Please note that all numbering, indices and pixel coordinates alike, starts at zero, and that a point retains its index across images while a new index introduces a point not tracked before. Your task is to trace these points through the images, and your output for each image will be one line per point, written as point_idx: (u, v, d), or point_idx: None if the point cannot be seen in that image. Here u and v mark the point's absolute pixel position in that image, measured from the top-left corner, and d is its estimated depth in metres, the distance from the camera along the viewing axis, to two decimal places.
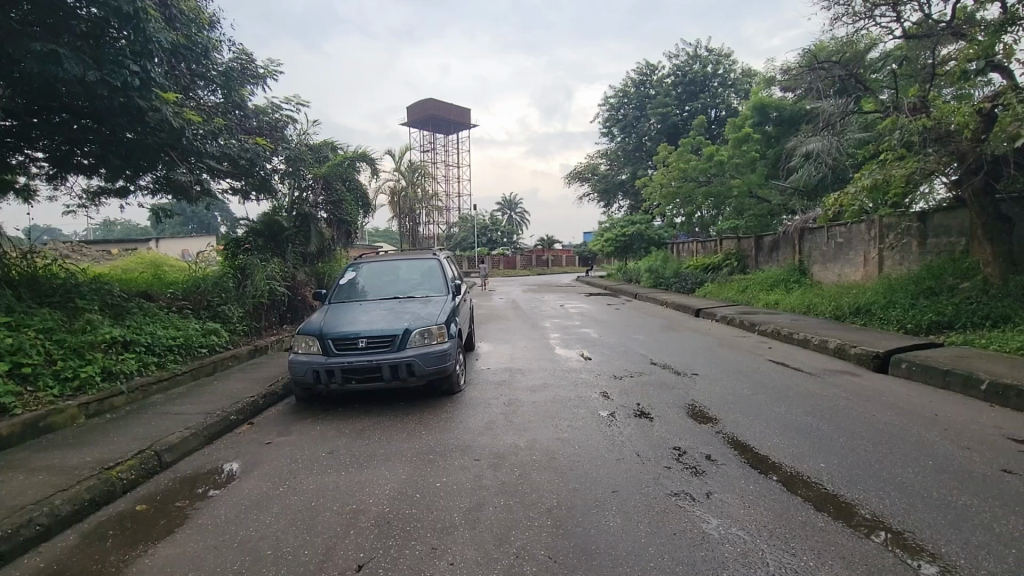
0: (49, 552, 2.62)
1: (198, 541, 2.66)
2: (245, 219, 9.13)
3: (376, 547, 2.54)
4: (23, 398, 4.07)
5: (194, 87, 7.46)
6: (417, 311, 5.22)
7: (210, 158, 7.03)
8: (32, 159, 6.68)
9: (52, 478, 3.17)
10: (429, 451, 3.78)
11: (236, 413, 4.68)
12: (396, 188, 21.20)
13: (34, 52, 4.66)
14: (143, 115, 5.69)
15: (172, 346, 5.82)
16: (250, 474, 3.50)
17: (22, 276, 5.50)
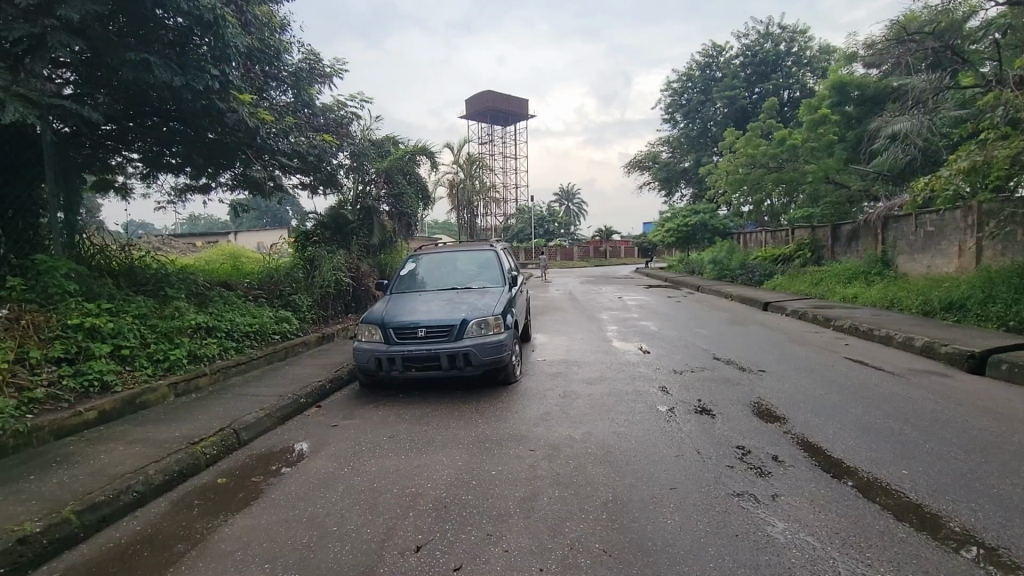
0: (144, 517, 2.89)
1: (272, 514, 2.84)
2: (314, 214, 9.71)
3: (433, 530, 2.61)
4: (122, 376, 4.49)
5: (268, 88, 7.88)
6: (474, 302, 5.29)
7: (282, 156, 7.42)
8: (128, 161, 7.31)
9: (147, 450, 3.48)
10: (485, 439, 3.84)
11: (306, 396, 4.95)
12: (454, 181, 21.51)
13: (128, 61, 5.07)
14: (222, 116, 6.09)
15: (248, 332, 6.25)
16: (318, 454, 3.70)
17: (121, 266, 6.04)
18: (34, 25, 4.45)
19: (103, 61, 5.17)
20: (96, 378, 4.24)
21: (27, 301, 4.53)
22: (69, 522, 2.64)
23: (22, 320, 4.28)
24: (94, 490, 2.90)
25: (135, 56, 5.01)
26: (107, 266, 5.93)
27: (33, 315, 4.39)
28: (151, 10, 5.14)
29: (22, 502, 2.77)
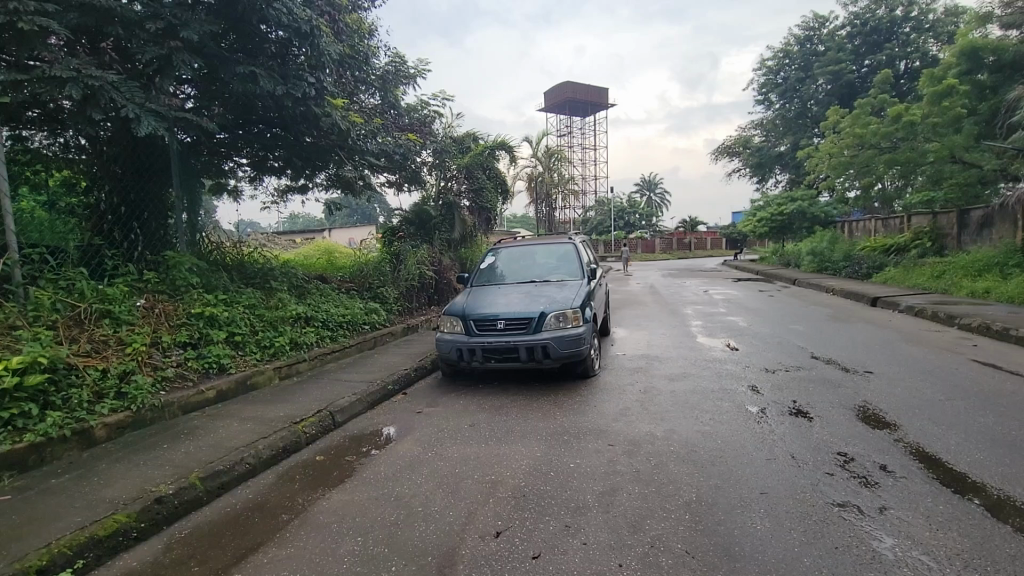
0: (255, 487, 3.20)
1: (363, 492, 3.04)
2: (399, 211, 10.22)
3: (513, 517, 2.65)
4: (235, 359, 4.98)
5: (358, 92, 8.36)
6: (553, 295, 5.28)
7: (371, 155, 7.82)
8: (239, 165, 8.05)
9: (257, 427, 3.84)
10: (564, 432, 3.84)
11: (393, 384, 5.22)
12: (533, 174, 21.51)
13: (238, 75, 5.58)
14: (318, 120, 6.55)
15: (342, 322, 6.70)
16: (404, 439, 3.89)
17: (234, 262, 6.70)
18: (163, 47, 5.03)
19: (218, 76, 5.73)
20: (214, 361, 4.75)
21: (159, 292, 5.15)
22: (194, 486, 2.98)
23: (156, 309, 4.88)
24: (214, 460, 3.26)
25: (244, 69, 5.50)
26: (222, 261, 6.59)
27: (164, 304, 4.99)
28: (257, 26, 5.63)
29: (158, 467, 3.17)
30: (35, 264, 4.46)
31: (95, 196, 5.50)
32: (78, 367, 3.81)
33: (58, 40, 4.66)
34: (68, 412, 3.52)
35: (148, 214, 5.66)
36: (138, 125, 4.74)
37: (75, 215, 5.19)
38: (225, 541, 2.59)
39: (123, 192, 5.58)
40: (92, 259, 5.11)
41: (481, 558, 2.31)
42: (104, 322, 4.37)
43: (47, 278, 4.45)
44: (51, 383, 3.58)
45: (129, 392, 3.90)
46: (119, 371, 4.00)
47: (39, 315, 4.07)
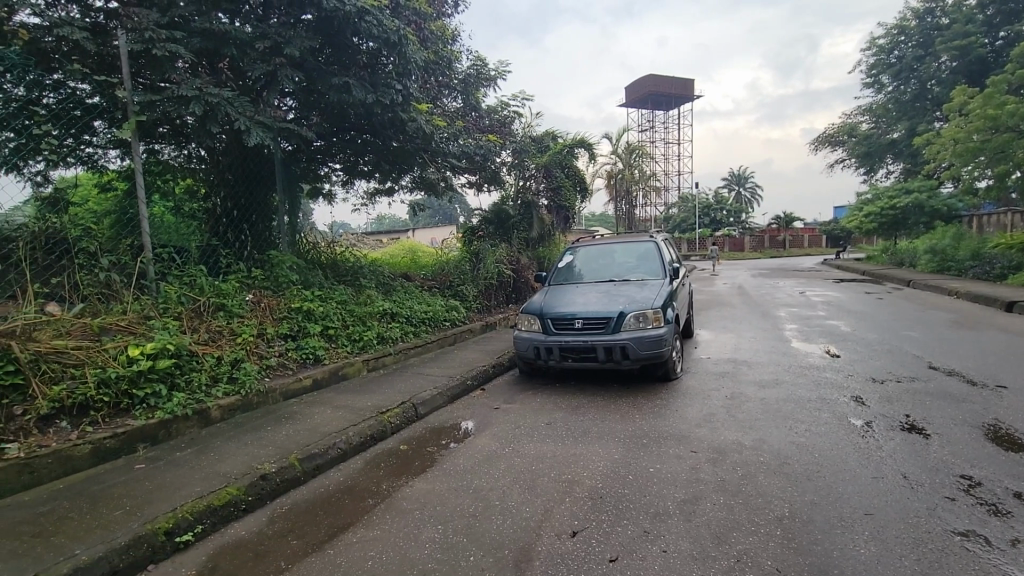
0: (346, 471, 3.42)
1: (444, 482, 3.14)
2: (479, 211, 10.46)
3: (589, 518, 2.62)
4: (329, 351, 5.36)
5: (441, 96, 8.66)
6: (632, 294, 5.15)
7: (453, 157, 8.06)
8: (333, 170, 8.63)
9: (347, 415, 4.10)
10: (643, 435, 3.73)
11: (472, 379, 5.35)
12: (613, 172, 21.07)
13: (334, 86, 5.98)
14: (404, 125, 6.86)
15: (425, 319, 6.96)
16: (482, 434, 3.97)
17: (329, 260, 7.18)
18: (269, 64, 5.51)
19: (316, 88, 6.17)
20: (311, 352, 5.13)
21: (264, 288, 5.64)
22: (293, 466, 3.24)
23: (262, 304, 5.35)
24: (310, 443, 3.52)
25: (339, 80, 5.89)
26: (319, 260, 7.09)
27: (268, 299, 5.46)
28: (350, 39, 6.00)
29: (262, 447, 3.48)
30: (165, 262, 5.03)
31: (212, 201, 5.97)
32: (199, 353, 4.26)
33: (184, 64, 5.27)
34: (190, 393, 3.95)
35: (256, 217, 6.24)
36: (248, 135, 5.24)
37: (195, 220, 5.63)
38: (319, 519, 2.78)
39: (236, 198, 6.13)
40: (210, 258, 5.70)
41: (557, 557, 2.31)
42: (219, 314, 4.86)
43: (174, 274, 5.01)
44: (178, 367, 4.03)
45: (240, 376, 4.32)
46: (231, 358, 4.43)
47: (167, 307, 4.61)
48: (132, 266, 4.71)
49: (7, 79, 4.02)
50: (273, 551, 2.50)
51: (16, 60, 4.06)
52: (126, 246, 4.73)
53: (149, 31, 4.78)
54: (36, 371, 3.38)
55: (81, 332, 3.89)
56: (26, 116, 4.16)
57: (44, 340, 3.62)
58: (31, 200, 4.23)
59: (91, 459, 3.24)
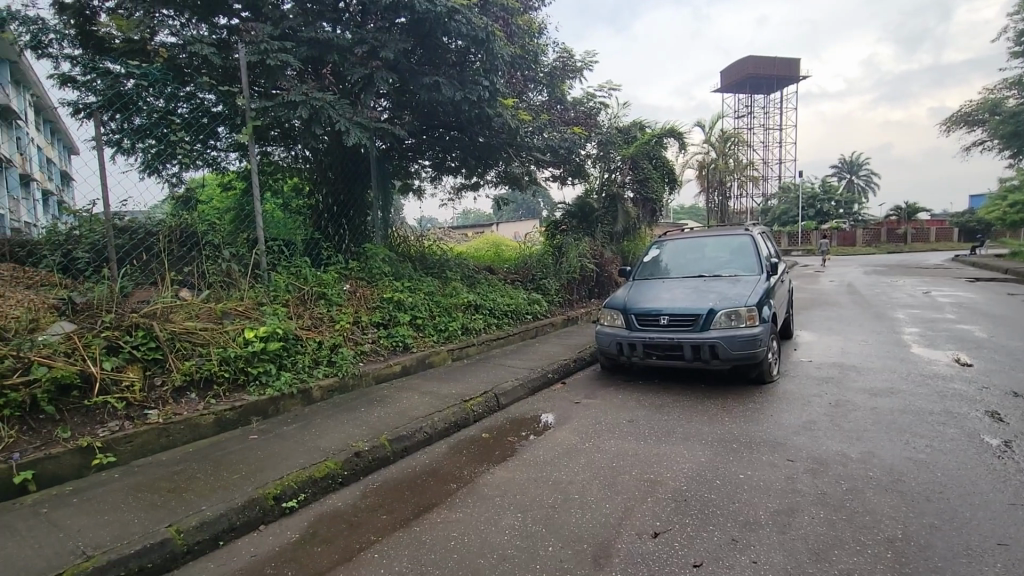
0: (431, 454, 3.58)
1: (524, 472, 3.18)
2: (562, 204, 10.42)
3: (673, 520, 2.53)
4: (417, 340, 5.63)
5: (527, 90, 8.71)
6: (724, 291, 4.88)
7: (537, 151, 8.10)
8: (422, 167, 8.99)
9: (433, 401, 4.28)
10: (733, 439, 3.53)
11: (552, 372, 5.36)
12: (705, 162, 19.99)
13: (425, 85, 6.22)
14: (490, 121, 7.00)
15: (508, 312, 7.06)
16: (562, 427, 3.97)
17: (418, 253, 7.49)
18: (367, 68, 5.85)
19: (408, 88, 6.45)
20: (400, 340, 5.42)
21: (360, 278, 6.03)
22: (383, 447, 3.44)
23: (358, 293, 5.72)
24: (399, 426, 3.72)
25: (430, 80, 6.11)
26: (409, 253, 7.41)
27: (363, 289, 5.83)
28: (440, 39, 6.21)
29: (356, 426, 3.73)
30: (275, 254, 5.52)
31: (317, 197, 6.36)
32: (303, 338, 4.64)
33: (293, 72, 5.74)
34: (296, 373, 4.33)
35: (353, 211, 6.69)
36: (347, 136, 5.61)
37: (301, 215, 6.12)
38: (406, 497, 2.94)
39: (335, 195, 6.58)
40: (314, 250, 6.16)
41: (638, 556, 2.26)
42: (321, 302, 5.26)
43: (282, 265, 5.48)
44: (285, 350, 4.41)
45: (337, 360, 4.65)
46: (330, 343, 4.77)
47: (278, 295, 5.07)
48: (248, 257, 5.21)
49: (151, 93, 4.74)
50: (365, 523, 2.68)
51: (157, 75, 4.76)
52: (243, 240, 5.25)
53: (263, 43, 5.27)
54: (172, 348, 3.86)
55: (207, 315, 4.38)
56: (165, 125, 4.83)
57: (178, 321, 4.11)
58: (167, 199, 4.87)
59: (214, 427, 3.65)
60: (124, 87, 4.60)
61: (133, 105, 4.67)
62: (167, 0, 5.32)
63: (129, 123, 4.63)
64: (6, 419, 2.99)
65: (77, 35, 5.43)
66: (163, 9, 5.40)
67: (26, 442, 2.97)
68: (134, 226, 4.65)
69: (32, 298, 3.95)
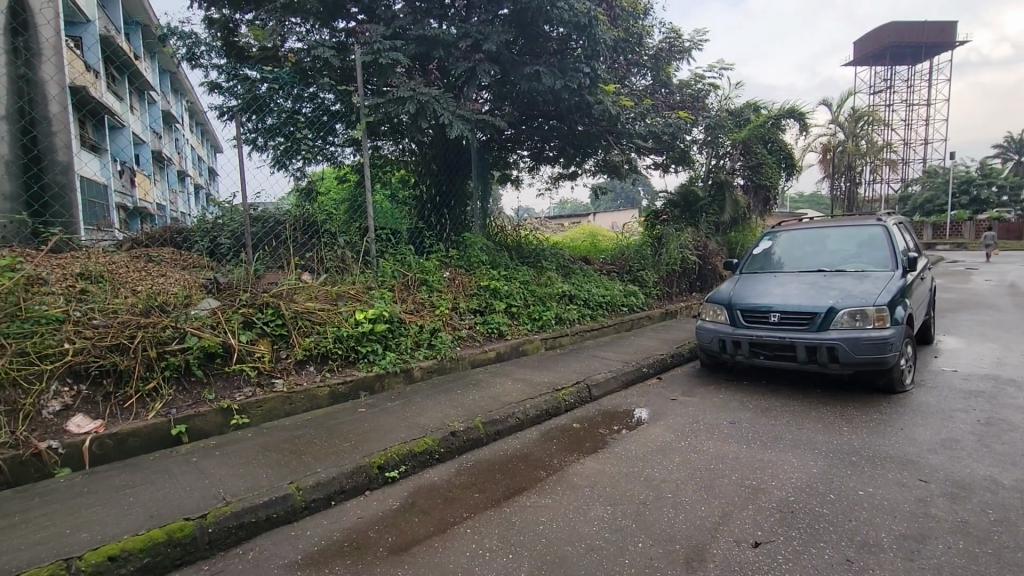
0: (522, 439, 3.65)
1: (614, 465, 3.13)
2: (664, 193, 9.98)
3: (777, 531, 2.35)
4: (512, 327, 5.75)
5: (630, 75, 8.44)
6: (848, 287, 4.40)
7: (638, 138, 7.82)
8: (521, 157, 9.08)
9: (527, 388, 4.35)
10: (852, 451, 3.20)
11: (648, 367, 5.20)
12: (830, 144, 18.05)
13: (525, 75, 6.26)
14: (590, 108, 6.92)
15: (602, 303, 6.96)
16: (657, 423, 3.85)
17: (515, 243, 7.60)
18: (470, 61, 6.01)
19: (509, 79, 6.51)
20: (496, 327, 5.56)
21: (459, 266, 6.27)
22: (477, 428, 3.57)
23: (457, 280, 5.95)
24: (493, 410, 3.83)
25: (531, 69, 6.15)
26: (506, 242, 7.54)
27: (463, 277, 6.05)
28: (541, 27, 6.25)
29: (454, 407, 3.90)
30: (384, 242, 5.88)
31: (421, 188, 6.70)
32: (406, 321, 4.94)
33: (402, 69, 6.06)
34: (399, 354, 4.63)
35: (454, 201, 6.96)
36: (451, 128, 5.84)
37: (407, 206, 6.46)
38: (498, 478, 3.03)
39: (437, 186, 6.90)
40: (418, 239, 6.48)
41: (737, 564, 2.13)
42: (422, 288, 5.55)
43: (390, 252, 5.83)
44: (391, 331, 4.73)
45: (436, 343, 4.90)
46: (431, 327, 5.03)
47: (385, 281, 5.42)
48: (359, 244, 5.62)
49: (281, 95, 5.29)
50: (459, 499, 2.80)
51: (286, 78, 5.30)
52: (356, 229, 5.67)
53: (376, 43, 5.63)
54: (295, 326, 4.29)
55: (324, 297, 4.81)
56: (292, 124, 5.35)
57: (300, 301, 4.55)
58: (292, 191, 5.38)
59: (328, 398, 4.02)
60: (258, 90, 5.16)
61: (267, 107, 5.22)
62: (295, 9, 5.82)
63: (262, 123, 5.18)
64: (166, 379, 3.50)
65: (223, 46, 6.19)
66: (292, 17, 5.92)
67: (181, 400, 3.48)
68: (266, 215, 5.20)
69: (187, 278, 4.60)
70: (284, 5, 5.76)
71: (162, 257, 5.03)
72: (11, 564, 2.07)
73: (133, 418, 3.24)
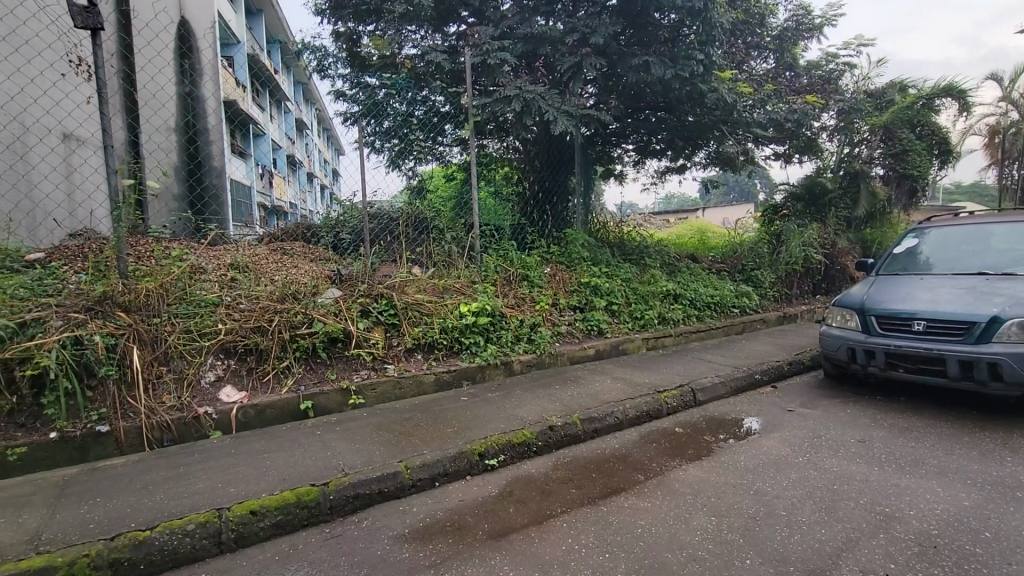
0: (621, 439, 3.57)
1: (721, 475, 2.96)
2: (785, 185, 9.11)
3: (914, 567, 2.07)
4: (612, 325, 5.65)
5: (749, 58, 7.89)
6: (1019, 294, 3.72)
7: (756, 126, 7.25)
8: (626, 151, 8.86)
9: (626, 388, 4.25)
10: (1017, 485, 2.71)
11: (761, 374, 4.82)
12: (998, 125, 15.36)
13: (633, 66, 6.07)
14: (703, 97, 6.57)
15: (710, 304, 6.57)
16: (770, 435, 3.56)
17: (616, 240, 7.44)
18: (576, 56, 5.98)
19: (616, 70, 6.36)
20: (595, 325, 5.49)
21: (560, 261, 6.29)
22: (575, 425, 3.56)
23: (557, 276, 5.96)
24: (591, 407, 3.79)
25: (639, 60, 5.96)
26: (608, 239, 7.40)
27: (563, 273, 6.06)
28: (652, 15, 6.06)
29: (552, 402, 3.92)
30: (487, 238, 6.08)
31: (524, 184, 6.79)
32: (507, 315, 5.05)
33: (509, 68, 6.18)
34: (500, 347, 4.76)
35: (556, 197, 6.98)
36: (556, 124, 5.85)
37: (511, 202, 6.58)
38: (596, 476, 3.00)
39: (541, 182, 6.95)
40: (520, 235, 6.59)
41: None
42: (524, 283, 5.64)
43: (493, 247, 6.01)
44: (492, 324, 4.87)
45: (536, 338, 4.96)
46: (531, 322, 5.10)
47: (488, 275, 5.59)
48: (465, 240, 5.84)
49: (397, 99, 5.68)
50: (556, 492, 2.82)
51: (402, 84, 5.71)
52: (461, 224, 5.91)
53: (485, 45, 5.83)
54: (405, 316, 4.59)
55: (432, 290, 5.07)
56: (406, 126, 5.70)
57: (410, 293, 4.84)
58: (405, 190, 5.74)
59: (434, 385, 4.26)
60: (377, 96, 5.61)
61: (384, 112, 5.63)
62: (411, 17, 6.20)
63: (380, 126, 5.57)
64: (297, 359, 3.92)
65: (348, 57, 6.74)
66: (408, 25, 6.31)
67: (308, 378, 3.89)
68: (381, 213, 5.61)
69: (315, 270, 5.09)
70: (402, 14, 6.18)
71: (295, 250, 5.62)
72: (177, 508, 2.44)
73: (270, 392, 3.67)
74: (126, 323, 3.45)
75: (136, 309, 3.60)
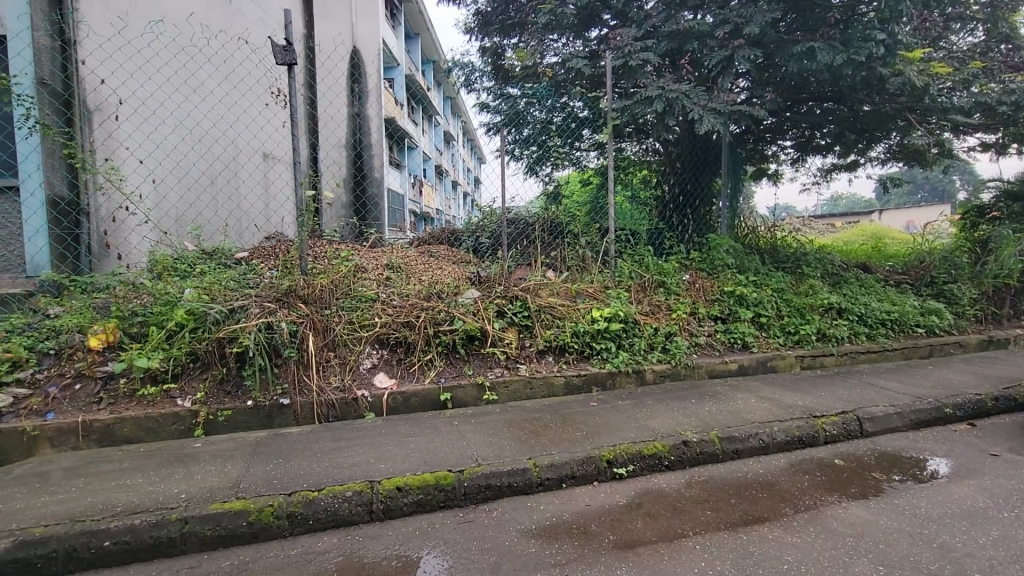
0: (767, 465, 3.25)
1: (893, 520, 2.53)
2: (995, 181, 7.53)
3: None
4: (759, 339, 5.17)
5: (948, 33, 6.66)
6: None
7: (955, 113, 6.09)
8: (783, 148, 8.06)
9: (775, 409, 3.84)
10: None
11: (954, 408, 4.03)
12: None
13: (795, 54, 5.45)
14: (883, 82, 5.74)
15: (885, 320, 5.67)
16: (963, 481, 2.96)
17: (767, 246, 6.78)
18: (727, 49, 5.58)
19: (773, 61, 5.78)
20: (739, 337, 5.06)
21: (701, 269, 5.92)
22: (713, 443, 3.32)
23: (697, 284, 5.63)
24: (733, 426, 3.50)
25: (803, 47, 5.34)
26: (757, 245, 6.81)
27: (704, 280, 5.69)
28: None
29: (687, 416, 3.71)
30: (622, 242, 5.98)
31: (664, 187, 6.53)
32: (641, 322, 4.89)
33: (652, 68, 6.01)
34: (632, 354, 4.62)
35: (699, 200, 6.62)
36: (701, 124, 5.51)
37: (649, 206, 6.35)
38: (735, 501, 2.77)
39: (682, 185, 6.62)
40: (657, 240, 6.36)
41: None
42: (659, 290, 5.41)
43: (628, 253, 5.88)
44: (625, 331, 4.76)
45: (671, 348, 4.72)
46: (666, 330, 4.87)
47: (621, 280, 5.47)
48: (600, 244, 5.80)
49: (537, 107, 5.84)
50: (689, 512, 2.66)
51: (543, 92, 5.83)
52: (596, 228, 5.89)
53: (627, 46, 5.76)
54: (538, 318, 4.68)
55: (565, 293, 5.12)
56: (545, 133, 5.86)
57: (543, 296, 4.94)
58: (541, 195, 5.89)
59: (564, 388, 4.29)
60: (518, 105, 5.82)
61: (524, 120, 5.85)
62: (553, 26, 6.39)
63: (520, 134, 5.85)
64: (438, 354, 4.22)
65: (492, 69, 7.18)
66: (551, 35, 6.48)
67: (448, 371, 4.17)
68: (519, 218, 5.87)
69: (457, 271, 5.44)
70: (545, 25, 6.39)
71: (439, 253, 6.03)
72: (338, 476, 2.79)
73: (415, 381, 4.02)
74: (305, 313, 4.04)
75: (312, 301, 4.19)
